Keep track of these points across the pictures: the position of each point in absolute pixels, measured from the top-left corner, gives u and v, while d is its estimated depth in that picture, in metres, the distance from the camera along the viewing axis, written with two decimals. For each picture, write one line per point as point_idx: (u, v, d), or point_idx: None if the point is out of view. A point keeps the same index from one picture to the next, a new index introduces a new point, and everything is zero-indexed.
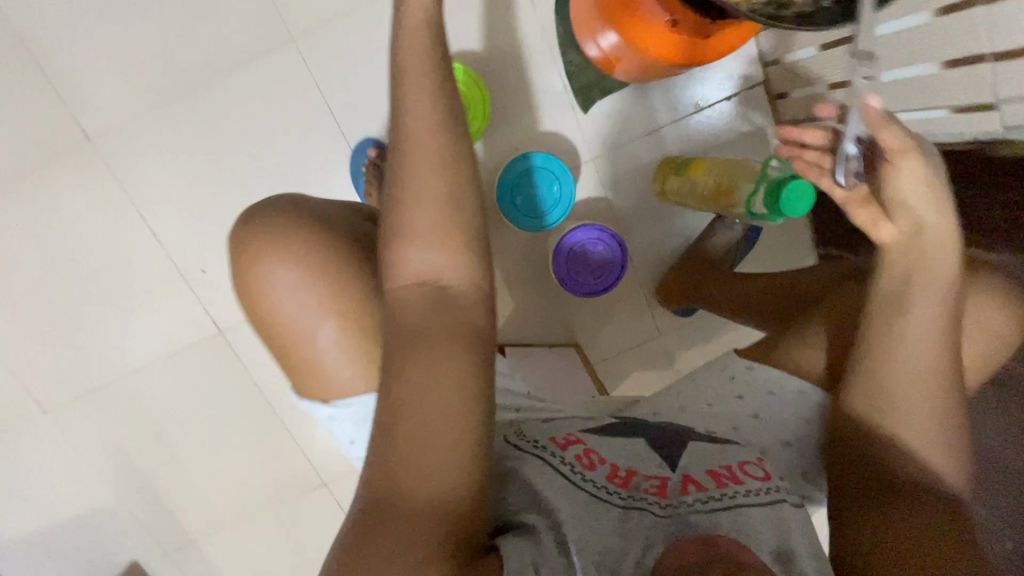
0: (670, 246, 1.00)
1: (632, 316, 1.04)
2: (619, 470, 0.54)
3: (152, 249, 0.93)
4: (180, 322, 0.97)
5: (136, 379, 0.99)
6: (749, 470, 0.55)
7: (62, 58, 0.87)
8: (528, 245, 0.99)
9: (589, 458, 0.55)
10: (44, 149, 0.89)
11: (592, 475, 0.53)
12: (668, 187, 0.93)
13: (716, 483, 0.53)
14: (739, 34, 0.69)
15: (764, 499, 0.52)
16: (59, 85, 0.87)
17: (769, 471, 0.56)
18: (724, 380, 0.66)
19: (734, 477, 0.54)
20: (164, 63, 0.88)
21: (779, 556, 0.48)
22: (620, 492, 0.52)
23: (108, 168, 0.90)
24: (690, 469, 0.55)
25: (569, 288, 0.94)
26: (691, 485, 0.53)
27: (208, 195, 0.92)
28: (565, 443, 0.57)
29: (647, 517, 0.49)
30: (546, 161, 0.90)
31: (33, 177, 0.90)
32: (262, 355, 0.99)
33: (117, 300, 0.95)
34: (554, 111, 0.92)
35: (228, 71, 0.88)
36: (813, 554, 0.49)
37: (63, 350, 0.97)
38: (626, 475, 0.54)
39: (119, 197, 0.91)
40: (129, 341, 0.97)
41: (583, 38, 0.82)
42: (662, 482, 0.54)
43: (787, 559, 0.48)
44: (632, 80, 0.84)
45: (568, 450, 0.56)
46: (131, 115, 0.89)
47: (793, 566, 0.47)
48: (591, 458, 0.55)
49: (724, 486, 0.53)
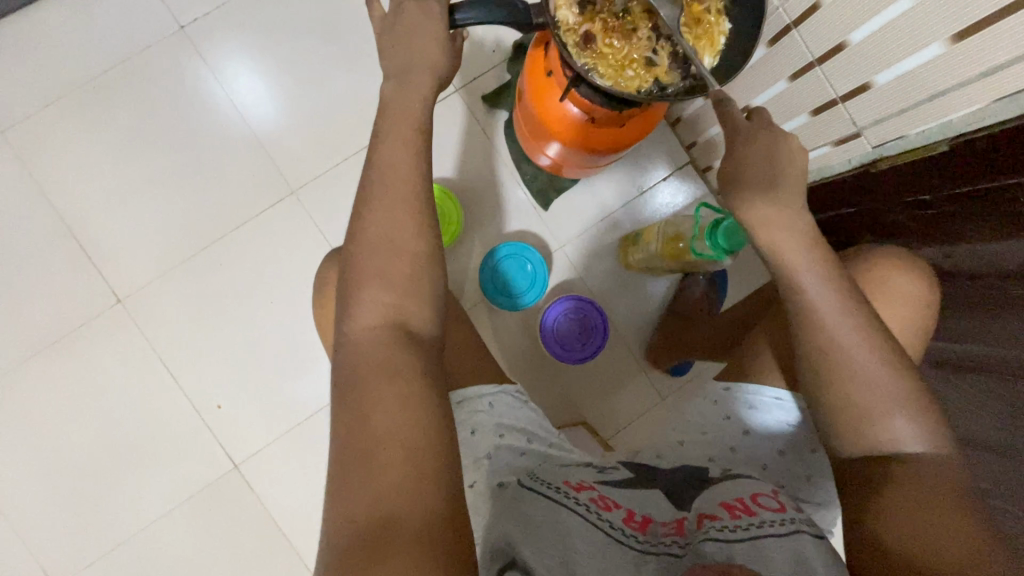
0: (648, 307, 1.08)
1: (631, 381, 1.07)
2: (635, 514, 0.53)
3: (174, 393, 1.00)
4: (199, 461, 0.99)
5: (155, 530, 0.98)
6: (762, 502, 0.51)
7: (98, 238, 1.01)
8: (520, 332, 1.06)
9: (604, 502, 0.53)
10: (79, 318, 1.00)
11: (609, 516, 0.51)
12: (631, 259, 1.03)
13: (728, 514, 0.50)
14: (651, 122, 0.81)
15: (774, 528, 0.47)
16: (95, 261, 1.01)
17: (784, 502, 0.51)
18: (711, 407, 0.68)
19: (747, 509, 0.50)
20: (184, 229, 1.02)
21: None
22: (636, 536, 0.50)
23: (136, 325, 1.00)
24: (706, 507, 0.52)
25: (560, 358, 1.03)
26: (706, 519, 0.50)
27: (225, 334, 1.01)
28: (578, 486, 0.55)
29: (666, 560, 0.47)
30: (508, 248, 1.02)
31: (68, 345, 0.99)
32: (277, 484, 0.99)
33: (139, 449, 0.99)
34: (522, 213, 1.06)
35: (240, 225, 1.02)
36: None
37: (85, 510, 0.98)
38: (643, 520, 0.52)
39: (145, 349, 1.00)
40: (149, 491, 0.98)
41: (533, 151, 0.96)
42: (678, 524, 0.52)
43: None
44: (583, 173, 0.97)
45: (582, 491, 0.54)
46: (156, 276, 1.01)
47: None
48: (607, 502, 0.54)
49: (737, 517, 0.49)
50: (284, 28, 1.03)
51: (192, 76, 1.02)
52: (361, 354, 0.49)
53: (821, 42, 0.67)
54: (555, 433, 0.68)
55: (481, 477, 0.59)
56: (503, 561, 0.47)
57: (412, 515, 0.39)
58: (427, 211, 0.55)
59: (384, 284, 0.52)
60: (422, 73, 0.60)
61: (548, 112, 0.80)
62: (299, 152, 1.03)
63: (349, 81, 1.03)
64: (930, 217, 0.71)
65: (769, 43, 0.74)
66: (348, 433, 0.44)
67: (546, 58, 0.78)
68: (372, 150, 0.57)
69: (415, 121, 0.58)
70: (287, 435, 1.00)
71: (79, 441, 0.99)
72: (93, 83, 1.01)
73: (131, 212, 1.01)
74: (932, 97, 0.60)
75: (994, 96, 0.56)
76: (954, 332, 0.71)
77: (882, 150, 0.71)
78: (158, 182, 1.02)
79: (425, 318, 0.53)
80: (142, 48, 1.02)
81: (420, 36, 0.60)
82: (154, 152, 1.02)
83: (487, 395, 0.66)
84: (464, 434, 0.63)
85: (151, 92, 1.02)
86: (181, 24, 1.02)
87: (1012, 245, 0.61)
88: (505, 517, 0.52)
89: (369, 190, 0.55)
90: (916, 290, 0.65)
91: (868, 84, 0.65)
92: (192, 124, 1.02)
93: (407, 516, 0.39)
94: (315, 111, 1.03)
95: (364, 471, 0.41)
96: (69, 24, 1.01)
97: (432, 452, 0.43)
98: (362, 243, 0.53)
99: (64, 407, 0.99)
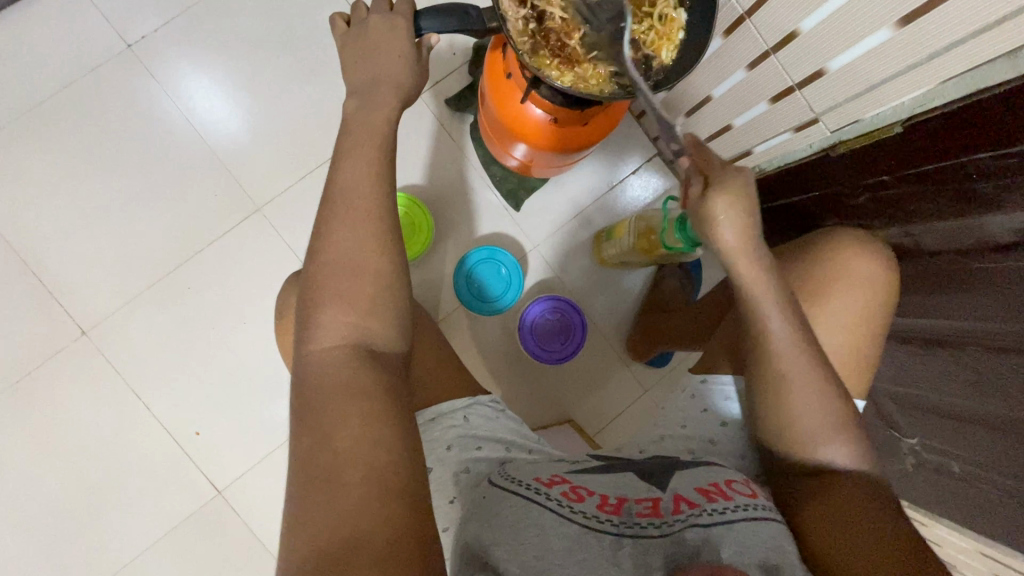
0: (624, 301, 1.08)
1: (610, 375, 1.08)
2: (609, 498, 0.52)
3: (149, 424, 0.97)
4: (179, 492, 0.97)
5: (139, 566, 0.95)
6: (737, 487, 0.53)
7: (55, 270, 0.97)
8: (498, 336, 1.05)
9: (576, 492, 0.52)
10: (42, 354, 0.96)
11: (582, 506, 0.50)
12: (606, 255, 1.04)
13: (706, 499, 0.51)
14: (614, 119, 0.82)
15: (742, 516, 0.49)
16: (54, 294, 0.97)
17: (757, 489, 0.53)
18: (690, 401, 0.69)
19: (723, 492, 0.51)
20: (147, 255, 0.99)
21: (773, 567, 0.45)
22: (611, 520, 0.50)
23: (104, 356, 0.97)
24: (681, 489, 0.53)
25: (543, 360, 1.03)
26: (684, 504, 0.51)
27: (195, 358, 0.98)
28: (549, 481, 0.54)
29: (642, 543, 0.47)
30: (482, 252, 1.01)
31: (32, 382, 0.96)
32: (263, 507, 0.98)
33: (118, 482, 0.96)
34: (493, 215, 1.05)
35: (205, 246, 0.99)
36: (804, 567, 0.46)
37: (63, 551, 0.95)
38: (618, 502, 0.52)
39: (114, 382, 0.97)
40: (129, 527, 0.96)
41: (500, 154, 0.95)
42: (654, 503, 0.52)
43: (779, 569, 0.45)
44: (552, 173, 0.96)
45: (553, 486, 0.53)
46: (122, 304, 0.98)
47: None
48: (579, 492, 0.53)
49: (714, 501, 0.50)
50: (239, 43, 1.00)
51: (143, 96, 0.99)
52: (325, 376, 0.48)
53: (775, 31, 0.68)
54: (534, 438, 0.67)
55: (461, 494, 0.57)
56: (476, 566, 0.46)
57: (376, 531, 0.38)
58: (390, 227, 0.54)
59: (346, 305, 0.51)
60: (379, 85, 0.59)
61: (517, 115, 0.79)
62: (262, 168, 1.01)
63: (309, 89, 1.01)
64: (889, 198, 0.72)
65: (726, 34, 0.75)
66: (311, 454, 0.43)
67: (504, 61, 0.78)
68: (332, 169, 0.56)
69: (373, 133, 0.57)
70: (270, 457, 0.99)
71: (52, 481, 0.95)
72: (38, 109, 0.97)
73: (90, 241, 0.98)
74: (883, 82, 0.61)
75: (941, 78, 0.57)
76: (924, 309, 0.72)
77: (841, 133, 0.72)
78: (116, 209, 0.99)
79: (391, 333, 0.52)
80: (87, 69, 0.98)
81: (379, 48, 0.59)
82: (110, 177, 0.99)
83: (460, 409, 0.66)
84: (439, 450, 0.61)
85: (101, 116, 0.98)
86: (129, 44, 0.99)
87: (970, 222, 0.62)
88: (476, 519, 0.51)
89: (330, 206, 0.54)
90: (880, 271, 0.66)
91: (822, 70, 0.66)
92: (147, 146, 0.99)
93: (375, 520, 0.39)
94: (277, 126, 1.01)
95: (328, 491, 0.40)
96: (12, 45, 0.97)
97: (396, 471, 0.42)
98: (323, 261, 0.52)
99: (31, 448, 0.95)
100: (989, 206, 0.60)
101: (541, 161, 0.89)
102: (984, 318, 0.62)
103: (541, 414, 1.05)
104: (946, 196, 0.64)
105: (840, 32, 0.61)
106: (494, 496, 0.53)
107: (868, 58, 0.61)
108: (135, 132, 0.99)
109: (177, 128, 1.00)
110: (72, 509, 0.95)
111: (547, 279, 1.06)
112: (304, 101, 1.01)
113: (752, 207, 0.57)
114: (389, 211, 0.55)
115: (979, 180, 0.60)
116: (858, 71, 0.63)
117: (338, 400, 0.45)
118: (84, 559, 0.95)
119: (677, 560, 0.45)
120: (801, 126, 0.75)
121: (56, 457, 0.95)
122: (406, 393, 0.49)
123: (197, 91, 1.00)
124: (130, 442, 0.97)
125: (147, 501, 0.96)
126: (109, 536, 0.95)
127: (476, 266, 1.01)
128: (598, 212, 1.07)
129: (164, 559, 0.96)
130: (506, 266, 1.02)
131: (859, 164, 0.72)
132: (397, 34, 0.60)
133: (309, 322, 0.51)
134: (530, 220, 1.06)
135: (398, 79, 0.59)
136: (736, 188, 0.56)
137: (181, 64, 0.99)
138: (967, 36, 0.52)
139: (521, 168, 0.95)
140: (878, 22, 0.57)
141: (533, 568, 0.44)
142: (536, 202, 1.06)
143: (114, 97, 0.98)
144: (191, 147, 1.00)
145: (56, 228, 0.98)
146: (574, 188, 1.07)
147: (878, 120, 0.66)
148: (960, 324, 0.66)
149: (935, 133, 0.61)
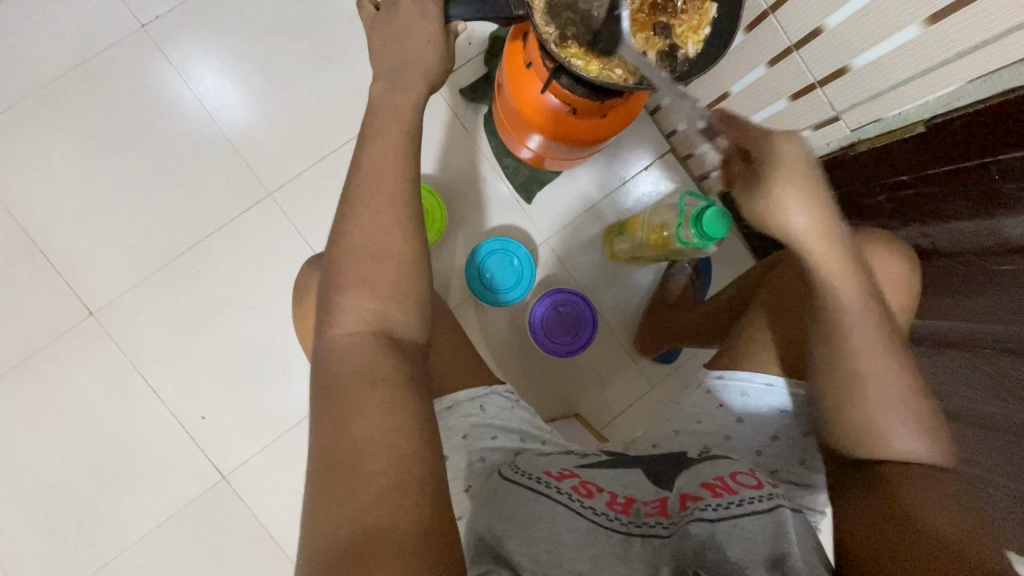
0: (633, 297, 1.08)
1: (617, 369, 1.08)
2: (617, 497, 0.53)
3: (155, 407, 0.97)
4: (184, 476, 0.97)
5: (142, 549, 0.95)
6: (742, 480, 0.51)
7: (65, 249, 0.97)
8: (508, 329, 1.05)
9: (586, 488, 0.52)
10: (50, 333, 0.96)
11: (592, 502, 0.51)
12: (617, 250, 1.03)
13: (711, 494, 0.50)
14: (632, 112, 0.81)
15: (748, 509, 0.47)
16: (64, 274, 0.96)
17: (762, 479, 0.52)
18: (705, 398, 0.68)
19: (728, 487, 0.50)
20: (157, 238, 0.98)
21: (776, 564, 0.43)
22: (620, 519, 0.50)
23: (111, 337, 0.97)
24: (687, 488, 0.52)
25: (552, 353, 1.03)
26: (689, 501, 0.50)
27: (204, 342, 0.98)
28: (560, 474, 0.54)
29: (652, 543, 0.47)
30: (494, 243, 1.01)
31: (39, 362, 0.95)
32: (268, 495, 0.98)
33: (124, 463, 0.96)
34: (505, 207, 1.05)
35: (216, 230, 0.99)
36: (810, 561, 0.43)
37: (67, 532, 0.95)
38: (627, 501, 0.52)
39: (122, 364, 0.97)
40: (133, 511, 0.96)
41: (513, 144, 0.94)
42: (661, 503, 0.52)
43: (783, 564, 0.43)
44: (564, 166, 0.96)
45: (564, 480, 0.53)
46: (131, 285, 0.98)
47: (790, 571, 0.42)
48: (589, 487, 0.53)
49: (719, 496, 0.49)
50: (255, 27, 0.99)
51: (158, 77, 0.98)
52: (346, 361, 0.47)
53: (800, 27, 0.67)
54: (546, 430, 0.67)
55: (475, 481, 0.58)
56: (488, 556, 0.47)
57: (396, 525, 0.38)
58: (413, 214, 0.54)
59: (368, 291, 0.50)
60: (405, 71, 0.59)
61: (534, 105, 0.78)
62: (275, 154, 1.00)
63: (325, 75, 1.01)
64: (909, 197, 0.72)
65: (748, 30, 0.75)
66: (329, 442, 0.42)
67: (524, 50, 0.77)
68: (356, 154, 0.55)
69: (398, 119, 0.57)
70: (275, 443, 0.98)
71: (57, 461, 0.95)
72: (51, 86, 0.97)
73: (100, 221, 0.97)
74: (910, 79, 0.61)
75: (970, 77, 0.57)
76: (937, 310, 0.72)
77: (861, 132, 0.72)
78: (127, 189, 0.98)
79: (413, 321, 0.52)
80: (101, 48, 0.97)
81: (405, 34, 0.59)
82: (120, 158, 0.98)
83: (477, 399, 0.65)
84: (455, 440, 0.61)
85: (113, 96, 0.97)
86: (144, 23, 0.98)
87: (988, 223, 0.63)
88: (488, 510, 0.51)
89: (354, 191, 0.53)
90: (900, 273, 0.65)
91: (846, 67, 0.66)
92: (160, 129, 0.98)
93: (394, 512, 0.39)
94: (292, 112, 1.00)
95: (347, 480, 0.40)
96: (27, 21, 0.96)
97: (416, 461, 0.42)
98: (344, 247, 0.52)
99: (36, 429, 0.95)
100: (1012, 208, 0.59)
101: (556, 153, 0.88)
102: (998, 322, 0.62)
103: (547, 407, 1.05)
104: (971, 197, 0.63)
105: (868, 27, 0.60)
106: (505, 487, 0.52)
107: (894, 53, 0.60)
108: (148, 113, 0.98)
109: (190, 109, 0.99)
110: (75, 489, 0.95)
111: (556, 273, 1.06)
112: (318, 86, 1.01)
113: (821, 184, 0.55)
114: (412, 198, 0.54)
115: (1004, 185, 0.59)
116: (882, 68, 0.62)
117: (359, 388, 0.45)
118: (89, 539, 0.95)
119: (683, 559, 0.44)
120: (822, 122, 0.75)
121: (62, 436, 0.95)
122: (425, 383, 0.49)
123: (211, 73, 0.99)
124: (135, 423, 0.96)
125: (151, 483, 0.96)
126: (114, 516, 0.95)
127: (487, 258, 1.01)
128: (608, 208, 1.07)
129: (166, 542, 0.96)
130: (518, 257, 1.02)
131: (881, 164, 0.72)
132: (425, 20, 0.59)
133: (328, 308, 0.51)
134: (540, 214, 1.06)
135: (423, 65, 0.59)
136: (796, 159, 0.54)
137: (196, 46, 0.99)
138: (997, 35, 0.52)
139: (535, 159, 0.94)
140: (907, 18, 0.56)
141: (544, 564, 0.44)
142: (546, 197, 1.06)
143: (125, 76, 0.98)
144: (204, 129, 0.99)
145: (66, 207, 0.97)
146: (586, 183, 1.07)
147: (903, 117, 0.65)
148: (973, 328, 0.66)
149: (959, 133, 0.61)
